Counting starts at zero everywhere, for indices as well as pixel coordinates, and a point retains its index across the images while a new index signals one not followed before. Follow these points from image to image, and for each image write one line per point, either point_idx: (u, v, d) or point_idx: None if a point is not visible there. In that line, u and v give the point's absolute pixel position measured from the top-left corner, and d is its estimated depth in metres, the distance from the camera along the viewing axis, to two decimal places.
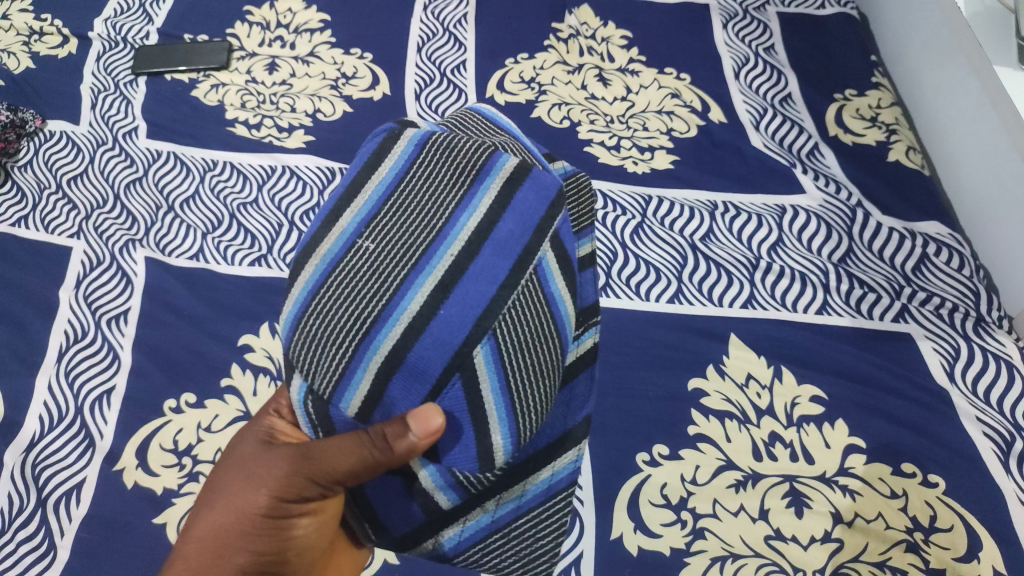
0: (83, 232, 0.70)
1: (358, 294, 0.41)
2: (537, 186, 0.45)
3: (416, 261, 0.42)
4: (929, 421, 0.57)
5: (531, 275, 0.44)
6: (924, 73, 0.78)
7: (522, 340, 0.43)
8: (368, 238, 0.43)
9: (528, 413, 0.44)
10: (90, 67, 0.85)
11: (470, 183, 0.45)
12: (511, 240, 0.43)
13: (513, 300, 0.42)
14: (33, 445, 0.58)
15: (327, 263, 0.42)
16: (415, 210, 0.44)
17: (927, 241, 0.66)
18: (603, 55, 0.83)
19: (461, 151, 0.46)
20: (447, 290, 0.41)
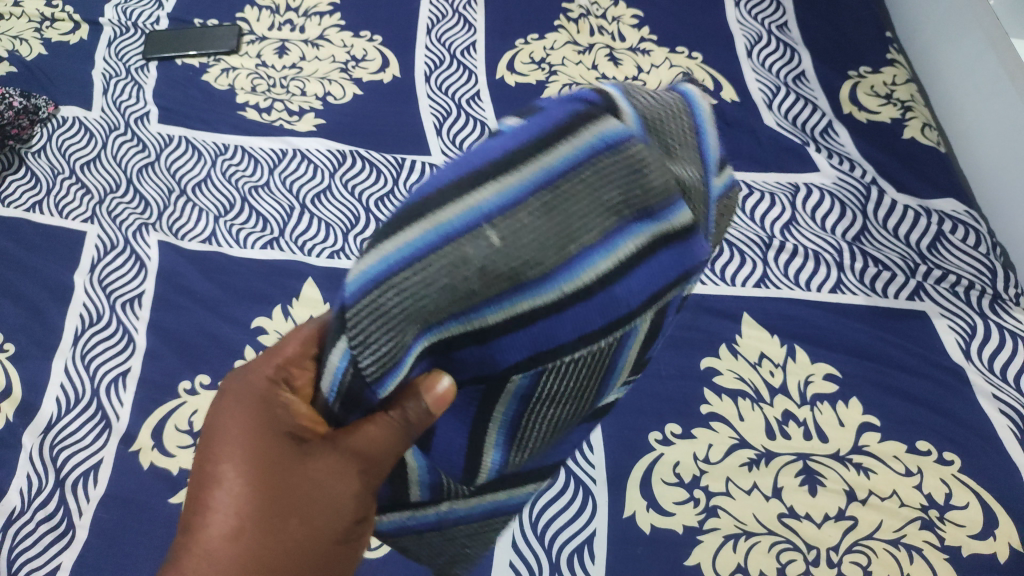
0: (96, 217, 0.70)
1: (471, 283, 0.28)
2: (681, 254, 0.32)
3: (533, 281, 0.29)
4: (945, 399, 0.56)
5: (616, 338, 0.33)
6: (939, 50, 0.77)
7: (558, 398, 0.35)
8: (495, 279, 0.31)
9: (519, 454, 0.37)
10: (102, 53, 0.85)
11: (634, 204, 0.30)
12: (625, 300, 0.32)
13: (575, 355, 0.33)
14: (51, 426, 0.59)
15: (406, 245, 0.27)
16: (562, 217, 0.29)
17: (943, 218, 0.65)
18: (615, 34, 0.82)
19: (652, 178, 0.30)
20: (530, 320, 0.30)
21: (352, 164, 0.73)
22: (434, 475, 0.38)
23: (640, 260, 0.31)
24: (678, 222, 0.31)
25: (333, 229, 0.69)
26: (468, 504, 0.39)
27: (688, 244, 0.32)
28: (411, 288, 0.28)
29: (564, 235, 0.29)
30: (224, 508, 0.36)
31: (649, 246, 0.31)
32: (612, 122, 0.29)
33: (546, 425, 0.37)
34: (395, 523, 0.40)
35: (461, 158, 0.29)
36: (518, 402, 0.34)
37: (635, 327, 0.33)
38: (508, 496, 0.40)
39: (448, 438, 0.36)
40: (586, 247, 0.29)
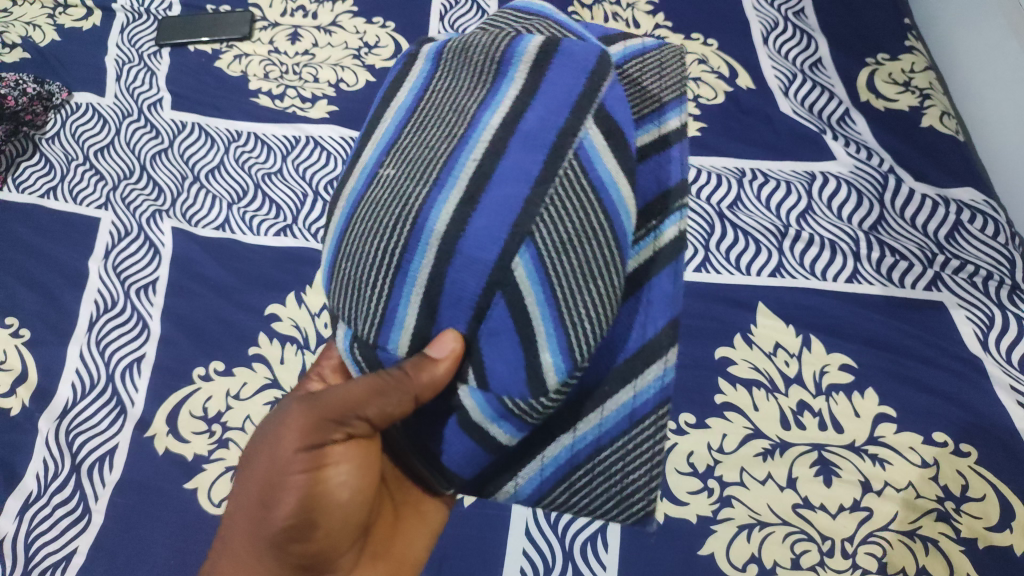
0: (110, 203, 0.70)
1: (400, 202, 0.36)
2: (566, 59, 0.39)
3: (453, 161, 0.36)
4: (962, 390, 0.56)
5: (571, 160, 0.36)
6: (959, 36, 0.76)
7: (567, 240, 0.35)
8: (390, 165, 0.39)
9: (585, 333, 0.36)
10: (115, 39, 0.85)
11: (489, 71, 0.40)
12: (544, 130, 0.36)
13: (552, 194, 0.35)
14: (67, 412, 0.59)
15: (337, 228, 0.40)
16: (438, 119, 0.40)
17: (961, 208, 0.64)
18: (629, 20, 0.81)
19: (478, 49, 0.42)
20: (477, 198, 0.35)
21: None
22: (498, 407, 0.37)
23: (529, 96, 0.38)
24: (535, 46, 0.39)
25: None
26: (583, 427, 0.41)
27: (556, 52, 0.39)
28: (364, 229, 0.37)
29: (449, 122, 0.39)
30: (249, 445, 0.42)
31: (530, 74, 0.39)
32: (428, 63, 0.44)
33: (585, 275, 0.36)
34: (544, 483, 0.42)
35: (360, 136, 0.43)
36: (539, 281, 0.35)
37: (585, 139, 0.36)
38: (632, 394, 0.42)
39: (502, 357, 0.36)
40: (475, 120, 0.38)
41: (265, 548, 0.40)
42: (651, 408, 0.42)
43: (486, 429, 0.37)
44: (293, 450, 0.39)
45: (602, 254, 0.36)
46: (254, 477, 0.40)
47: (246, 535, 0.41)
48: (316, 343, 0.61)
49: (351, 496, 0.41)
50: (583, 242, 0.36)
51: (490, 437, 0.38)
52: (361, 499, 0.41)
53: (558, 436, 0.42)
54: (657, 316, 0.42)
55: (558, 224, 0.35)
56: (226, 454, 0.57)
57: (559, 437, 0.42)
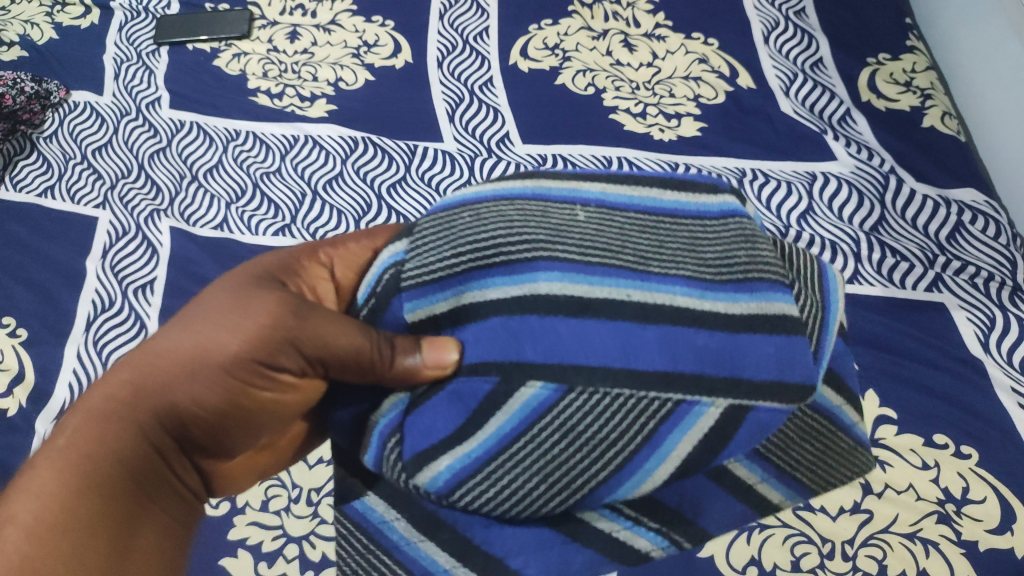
0: (108, 202, 0.70)
1: (547, 234, 0.32)
2: (789, 355, 0.30)
3: (623, 267, 0.31)
4: (963, 392, 0.56)
5: (660, 398, 0.29)
6: (961, 35, 0.76)
7: (580, 436, 0.29)
8: (584, 212, 0.34)
9: (476, 498, 0.29)
10: (113, 38, 0.85)
11: (739, 271, 0.33)
12: (695, 352, 0.29)
13: (623, 392, 0.28)
14: (64, 412, 0.59)
15: (499, 192, 0.34)
16: (654, 237, 0.34)
17: (963, 208, 0.64)
18: (629, 20, 0.81)
19: (752, 252, 0.34)
20: (596, 310, 0.30)
21: (363, 150, 0.73)
22: (387, 433, 0.31)
23: (732, 306, 0.31)
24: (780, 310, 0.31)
25: (345, 216, 0.69)
26: (405, 528, 0.33)
27: (785, 336, 0.31)
28: (493, 224, 0.32)
29: (655, 243, 0.33)
30: (213, 293, 0.38)
31: (751, 319, 0.31)
32: (709, 196, 0.36)
33: (541, 469, 0.29)
34: (358, 518, 0.34)
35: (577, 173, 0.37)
36: (521, 415, 0.29)
37: (704, 405, 0.29)
38: (447, 575, 0.32)
39: (425, 426, 0.30)
40: (669, 275, 0.32)
41: (146, 414, 0.36)
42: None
43: (370, 434, 0.33)
44: (242, 347, 0.35)
45: (584, 478, 0.29)
46: (191, 344, 0.36)
47: (148, 391, 0.36)
48: None
49: (273, 420, 0.39)
50: (583, 444, 0.29)
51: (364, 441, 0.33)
52: (279, 423, 0.39)
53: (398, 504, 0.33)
54: (580, 559, 0.31)
55: (581, 417, 0.28)
56: None
57: (404, 515, 0.33)
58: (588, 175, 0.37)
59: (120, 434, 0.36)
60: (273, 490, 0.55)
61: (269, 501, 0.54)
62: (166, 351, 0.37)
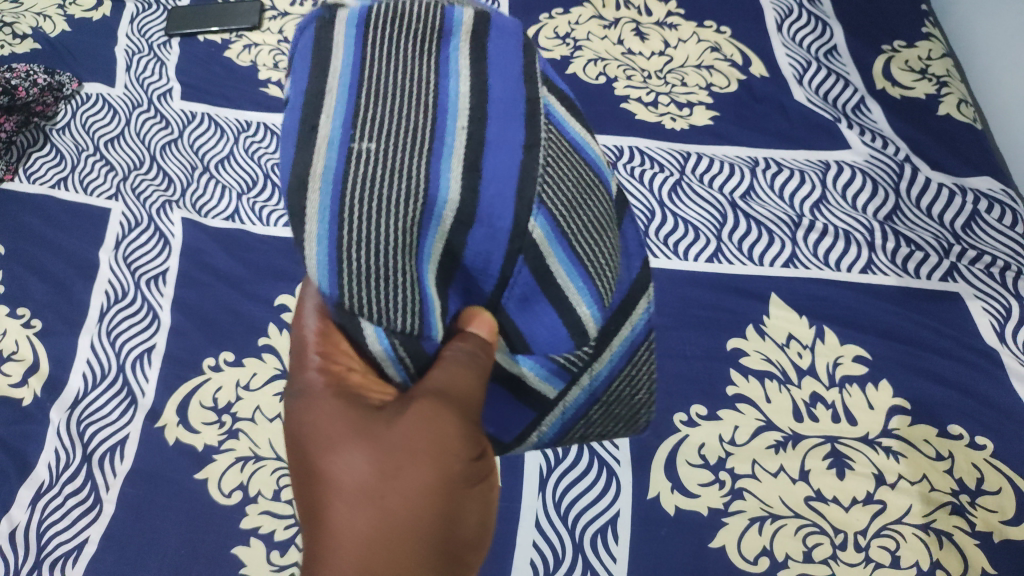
0: (121, 194, 0.70)
1: (397, 175, 0.30)
2: (503, 31, 0.34)
3: (434, 123, 0.31)
4: (978, 382, 0.55)
5: (549, 126, 0.34)
6: (978, 22, 0.75)
7: (571, 199, 0.34)
8: (364, 138, 0.30)
9: (602, 265, 0.36)
10: (124, 30, 0.85)
11: (433, 36, 0.33)
12: (517, 92, 0.32)
13: (547, 152, 0.33)
14: (78, 402, 0.59)
15: (320, 216, 0.29)
16: (395, 93, 0.32)
17: (978, 197, 0.63)
18: (641, 8, 0.80)
19: (404, 16, 0.33)
20: (480, 159, 0.31)
21: None
22: (549, 365, 0.39)
23: (479, 54, 0.33)
24: (471, 15, 0.34)
25: None
26: (592, 373, 0.40)
27: (491, 25, 0.34)
28: (360, 210, 0.29)
29: (409, 86, 0.32)
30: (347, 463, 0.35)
31: (477, 45, 0.33)
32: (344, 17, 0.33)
33: (597, 228, 0.36)
34: (566, 425, 0.44)
35: (285, 136, 0.30)
36: (556, 236, 0.33)
37: (547, 104, 0.35)
38: (628, 333, 0.39)
39: (542, 323, 0.37)
40: (442, 92, 0.32)
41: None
42: (643, 340, 0.40)
43: (539, 384, 0.40)
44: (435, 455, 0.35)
45: (597, 201, 0.36)
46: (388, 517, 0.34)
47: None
48: None
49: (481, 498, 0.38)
50: (576, 196, 0.35)
51: (539, 387, 0.40)
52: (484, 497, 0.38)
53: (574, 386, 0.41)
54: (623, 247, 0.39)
55: (559, 177, 0.33)
56: (236, 445, 0.56)
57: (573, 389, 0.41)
58: (292, 123, 0.30)
59: None
60: (286, 479, 0.55)
61: (282, 491, 0.55)
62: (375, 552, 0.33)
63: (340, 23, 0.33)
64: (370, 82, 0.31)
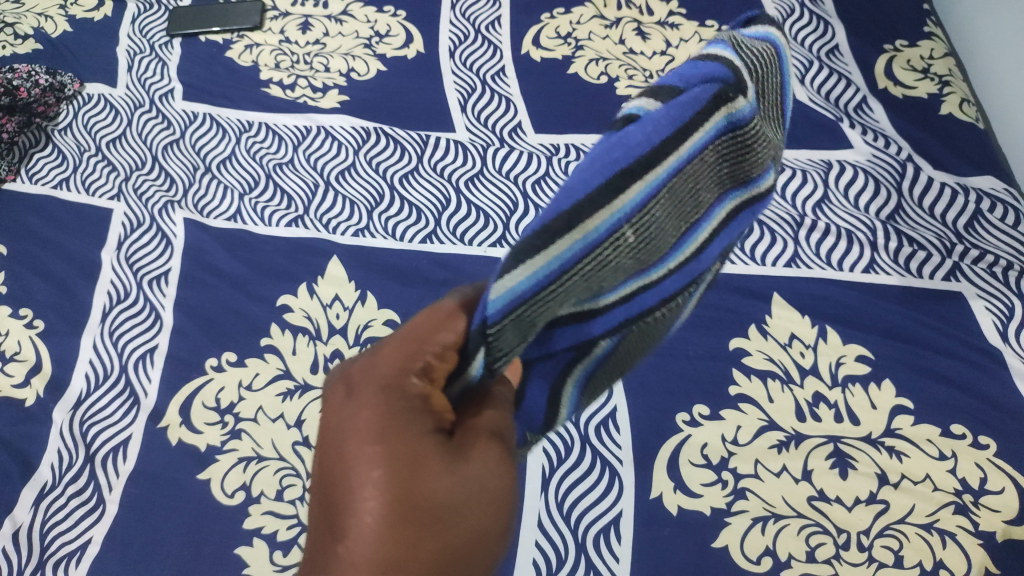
0: (123, 194, 0.70)
1: (608, 278, 0.28)
2: (745, 217, 0.36)
3: (659, 256, 0.30)
4: (981, 381, 0.55)
5: (682, 298, 0.35)
6: (980, 21, 0.75)
7: (634, 344, 0.36)
8: (633, 231, 0.27)
9: (593, 391, 0.38)
10: (126, 30, 0.85)
11: (729, 181, 0.32)
12: (698, 267, 0.34)
13: (661, 314, 0.34)
14: (81, 402, 0.59)
15: (555, 260, 0.25)
16: (681, 201, 0.29)
17: (981, 197, 0.63)
18: (642, 8, 0.80)
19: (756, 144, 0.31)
20: (631, 300, 0.31)
21: (375, 141, 0.73)
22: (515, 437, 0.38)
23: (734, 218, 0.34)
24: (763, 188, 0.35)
25: (357, 207, 0.69)
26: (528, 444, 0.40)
27: (744, 212, 0.35)
28: (572, 281, 0.26)
29: (688, 204, 0.29)
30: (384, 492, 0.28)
31: (726, 216, 0.33)
32: (738, 106, 0.28)
33: (615, 369, 0.37)
34: None
35: (597, 156, 0.25)
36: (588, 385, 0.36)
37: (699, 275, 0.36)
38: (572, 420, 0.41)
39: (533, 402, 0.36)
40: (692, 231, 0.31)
41: None
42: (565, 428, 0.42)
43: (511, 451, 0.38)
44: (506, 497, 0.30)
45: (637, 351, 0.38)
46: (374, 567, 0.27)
47: None
48: (328, 334, 0.62)
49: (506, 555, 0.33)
50: (637, 344, 0.36)
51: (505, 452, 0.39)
52: None
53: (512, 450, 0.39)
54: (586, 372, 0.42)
55: (642, 333, 0.35)
56: (239, 445, 0.56)
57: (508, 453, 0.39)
58: (624, 146, 0.25)
59: None
60: (288, 480, 0.55)
61: (284, 491, 0.55)
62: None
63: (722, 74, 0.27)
64: (691, 167, 0.27)
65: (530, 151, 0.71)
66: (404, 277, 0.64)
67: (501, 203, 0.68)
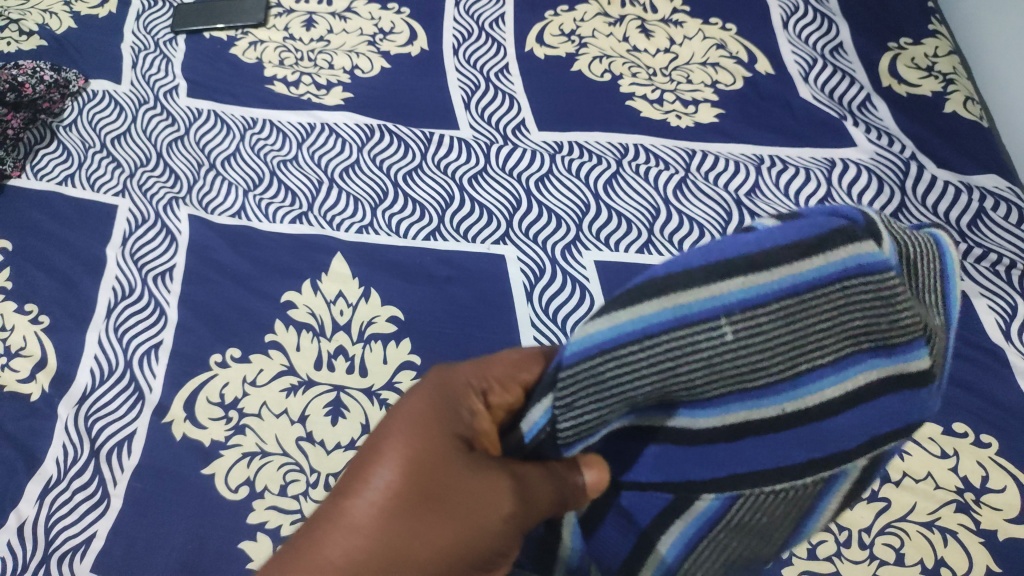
0: (128, 191, 0.71)
1: (684, 381, 0.34)
2: (894, 405, 0.38)
3: (746, 385, 0.35)
4: (983, 380, 0.55)
5: (801, 487, 0.38)
6: (985, 19, 0.75)
7: (751, 522, 0.39)
8: (732, 328, 0.33)
9: (700, 560, 0.41)
10: (131, 26, 0.85)
11: (854, 338, 0.36)
12: (831, 433, 0.37)
13: (773, 488, 0.38)
14: (86, 397, 0.60)
15: (640, 320, 0.32)
16: (783, 335, 0.34)
17: (984, 195, 0.63)
18: (646, 5, 0.80)
19: (889, 314, 0.35)
20: (728, 427, 0.36)
21: (379, 138, 0.73)
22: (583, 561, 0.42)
23: (858, 391, 0.37)
24: (917, 367, 0.37)
25: (361, 204, 0.69)
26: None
27: (893, 380, 0.37)
28: (654, 352, 0.32)
29: (795, 347, 0.34)
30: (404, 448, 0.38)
31: (851, 381, 0.36)
32: (858, 248, 0.34)
33: (728, 543, 0.40)
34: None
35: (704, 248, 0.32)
36: (705, 522, 0.39)
37: (845, 473, 0.39)
38: None
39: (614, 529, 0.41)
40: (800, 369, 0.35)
41: None
42: None
43: (564, 540, 0.42)
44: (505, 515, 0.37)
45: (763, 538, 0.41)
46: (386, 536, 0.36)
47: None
48: (332, 330, 0.62)
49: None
50: (752, 527, 0.40)
51: (560, 542, 0.42)
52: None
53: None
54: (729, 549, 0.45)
55: (750, 510, 0.39)
56: (243, 440, 0.57)
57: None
58: (703, 253, 0.32)
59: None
60: (291, 475, 0.55)
61: (288, 486, 0.55)
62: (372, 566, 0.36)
63: (852, 253, 0.34)
64: (806, 296, 0.33)
65: (533, 149, 0.71)
66: (407, 274, 0.64)
67: (505, 201, 0.68)
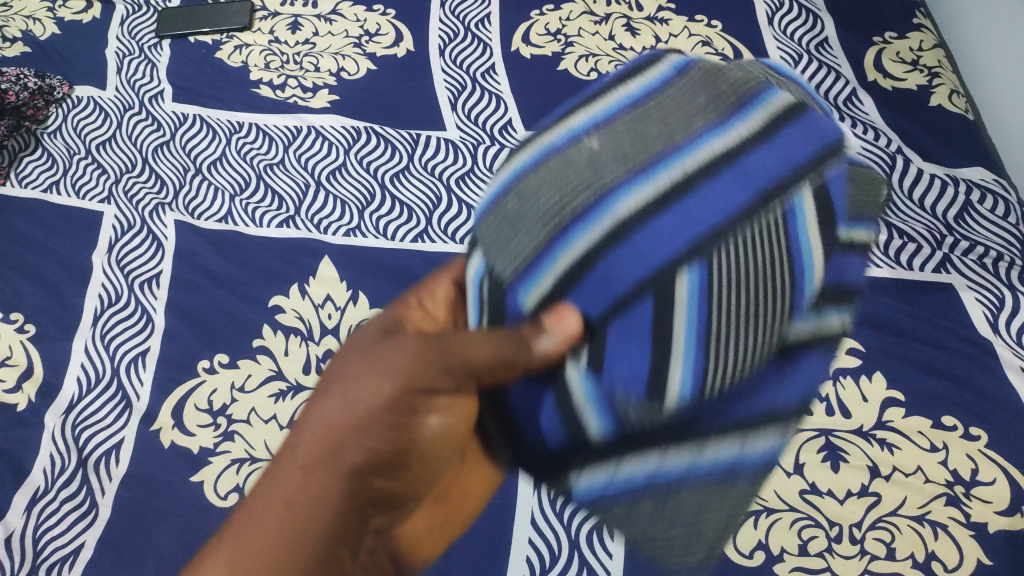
0: (113, 197, 0.70)
1: (561, 185, 0.30)
2: (804, 128, 0.30)
3: (639, 164, 0.30)
4: (971, 373, 0.55)
5: (766, 221, 0.28)
6: (968, 12, 0.75)
7: (739, 295, 0.28)
8: (592, 138, 0.32)
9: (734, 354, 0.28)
10: (115, 32, 0.85)
11: (727, 102, 0.32)
12: (761, 172, 0.29)
13: (737, 238, 0.28)
14: (73, 406, 0.59)
15: (539, 149, 0.33)
16: (651, 122, 0.32)
17: (970, 187, 0.63)
18: (632, 3, 0.80)
19: (727, 79, 0.33)
20: (648, 217, 0.29)
21: (366, 140, 0.73)
22: (606, 395, 0.29)
23: (766, 128, 0.30)
24: (775, 102, 0.32)
25: (348, 207, 0.69)
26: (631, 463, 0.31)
27: (799, 122, 0.31)
28: (541, 168, 0.32)
29: (659, 133, 0.31)
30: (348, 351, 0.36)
31: (764, 125, 0.31)
32: (671, 59, 0.36)
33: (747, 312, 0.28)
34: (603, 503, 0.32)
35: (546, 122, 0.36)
36: (697, 298, 0.27)
37: (797, 203, 0.29)
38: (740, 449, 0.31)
39: (628, 358, 0.28)
40: (690, 133, 0.31)
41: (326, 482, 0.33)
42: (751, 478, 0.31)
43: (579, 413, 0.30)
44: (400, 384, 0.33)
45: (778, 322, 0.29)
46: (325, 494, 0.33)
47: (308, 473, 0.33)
48: (321, 334, 0.62)
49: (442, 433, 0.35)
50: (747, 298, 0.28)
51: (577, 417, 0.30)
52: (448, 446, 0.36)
53: (642, 459, 0.31)
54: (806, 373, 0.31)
55: (732, 266, 0.28)
56: (232, 447, 0.57)
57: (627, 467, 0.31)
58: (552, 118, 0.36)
59: (332, 493, 0.33)
60: None
61: None
62: (314, 441, 0.34)
63: (664, 62, 0.35)
64: (648, 102, 0.33)
65: None
66: (395, 276, 0.64)
67: None
